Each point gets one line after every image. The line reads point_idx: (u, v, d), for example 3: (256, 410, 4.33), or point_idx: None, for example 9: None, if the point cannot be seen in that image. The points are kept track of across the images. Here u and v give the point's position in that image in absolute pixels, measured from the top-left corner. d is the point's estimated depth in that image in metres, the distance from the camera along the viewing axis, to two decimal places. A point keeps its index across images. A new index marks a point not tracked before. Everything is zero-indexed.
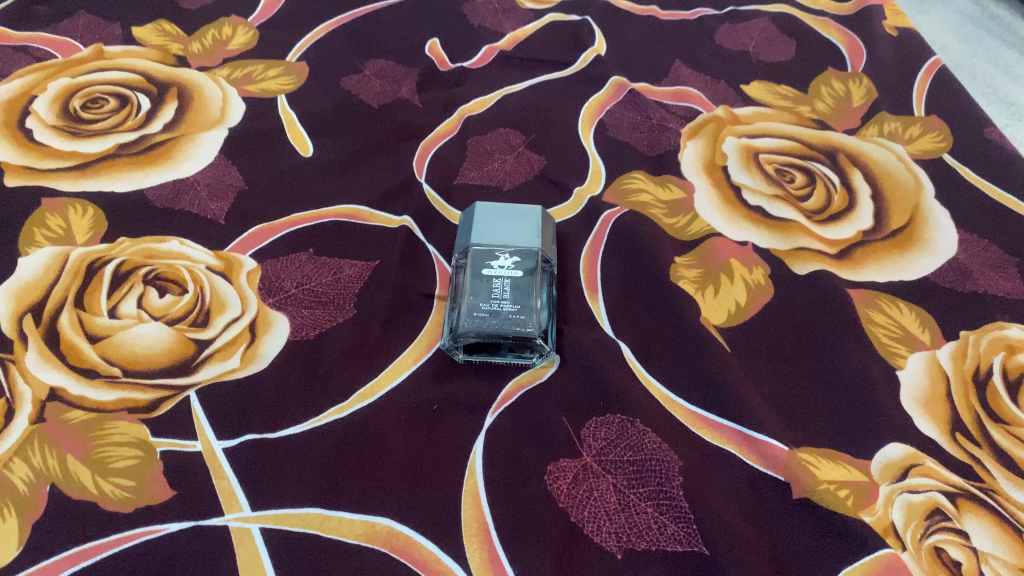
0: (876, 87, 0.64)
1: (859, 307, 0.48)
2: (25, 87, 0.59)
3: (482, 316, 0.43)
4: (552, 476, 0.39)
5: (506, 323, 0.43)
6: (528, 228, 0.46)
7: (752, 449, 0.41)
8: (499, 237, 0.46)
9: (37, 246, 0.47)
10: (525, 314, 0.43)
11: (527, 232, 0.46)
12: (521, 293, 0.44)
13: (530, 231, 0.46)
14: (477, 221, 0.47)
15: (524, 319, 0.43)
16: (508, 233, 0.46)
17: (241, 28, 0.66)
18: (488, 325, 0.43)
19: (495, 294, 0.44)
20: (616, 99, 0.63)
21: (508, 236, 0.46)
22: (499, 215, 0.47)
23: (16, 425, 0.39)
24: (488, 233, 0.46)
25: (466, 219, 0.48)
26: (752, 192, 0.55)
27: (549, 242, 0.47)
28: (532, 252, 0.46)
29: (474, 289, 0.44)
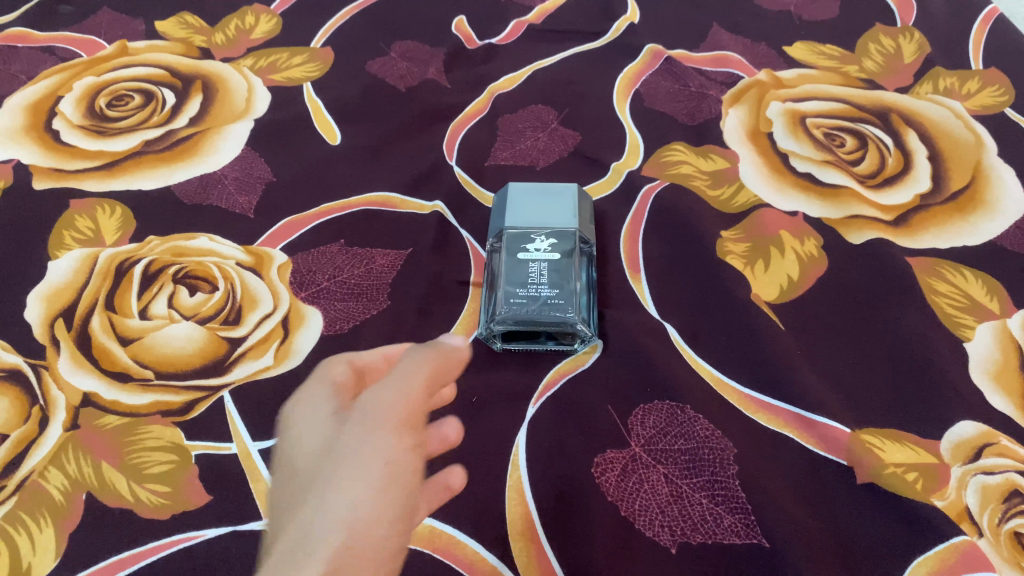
0: (928, 41, 0.61)
1: (920, 276, 0.45)
2: (51, 88, 0.59)
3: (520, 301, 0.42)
4: (600, 468, 0.37)
5: (546, 308, 0.42)
6: (564, 208, 0.45)
7: (812, 432, 0.38)
8: (534, 218, 0.45)
9: (66, 249, 0.47)
10: (565, 298, 0.42)
11: (564, 212, 0.45)
12: (559, 277, 0.43)
13: (567, 210, 0.45)
14: (510, 204, 0.45)
15: (564, 303, 0.42)
16: (544, 213, 0.45)
17: (264, 16, 0.65)
18: (526, 312, 0.41)
19: (532, 279, 0.43)
20: (652, 68, 0.60)
21: (544, 217, 0.45)
22: (535, 196, 0.45)
23: (51, 432, 0.38)
24: (523, 215, 0.45)
25: (499, 203, 0.47)
26: (800, 159, 0.52)
27: (587, 221, 0.46)
28: (570, 233, 0.44)
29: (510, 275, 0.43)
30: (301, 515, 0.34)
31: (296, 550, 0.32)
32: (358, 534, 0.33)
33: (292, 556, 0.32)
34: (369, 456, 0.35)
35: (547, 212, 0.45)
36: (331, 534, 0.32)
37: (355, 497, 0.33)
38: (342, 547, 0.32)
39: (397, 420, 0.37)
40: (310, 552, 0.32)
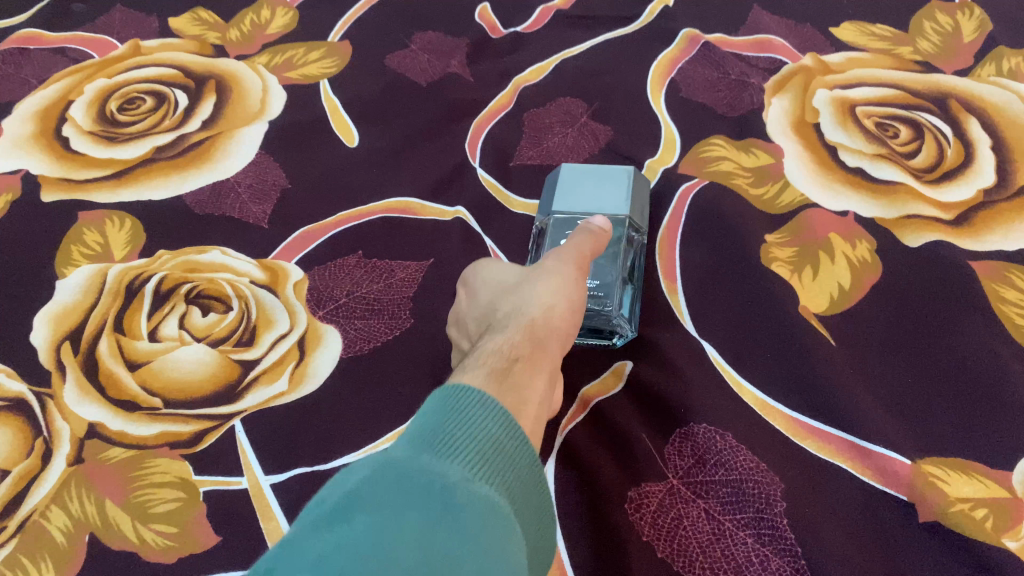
0: (991, 17, 0.56)
1: (986, 284, 0.41)
2: (62, 92, 0.57)
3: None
4: (635, 503, 0.34)
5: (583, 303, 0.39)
6: (617, 193, 0.42)
7: (867, 463, 0.35)
8: (585, 203, 0.42)
9: (74, 265, 0.45)
10: (606, 292, 0.39)
11: (618, 197, 0.42)
12: (603, 266, 0.40)
13: (621, 197, 0.42)
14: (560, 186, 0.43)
15: (604, 296, 0.39)
16: (597, 196, 0.42)
17: (279, 9, 0.63)
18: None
19: None
20: (689, 54, 0.57)
21: (595, 201, 0.42)
22: (587, 178, 0.43)
23: (54, 467, 0.36)
24: (573, 199, 0.42)
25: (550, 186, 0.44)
26: (851, 152, 0.48)
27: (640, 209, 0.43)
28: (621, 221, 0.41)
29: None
30: (486, 345, 0.33)
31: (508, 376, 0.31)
32: (526, 360, 0.32)
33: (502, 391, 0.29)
34: (552, 293, 0.35)
35: (599, 196, 0.42)
36: (501, 352, 0.32)
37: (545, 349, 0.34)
38: (512, 362, 0.32)
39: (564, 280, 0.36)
40: (530, 367, 0.32)
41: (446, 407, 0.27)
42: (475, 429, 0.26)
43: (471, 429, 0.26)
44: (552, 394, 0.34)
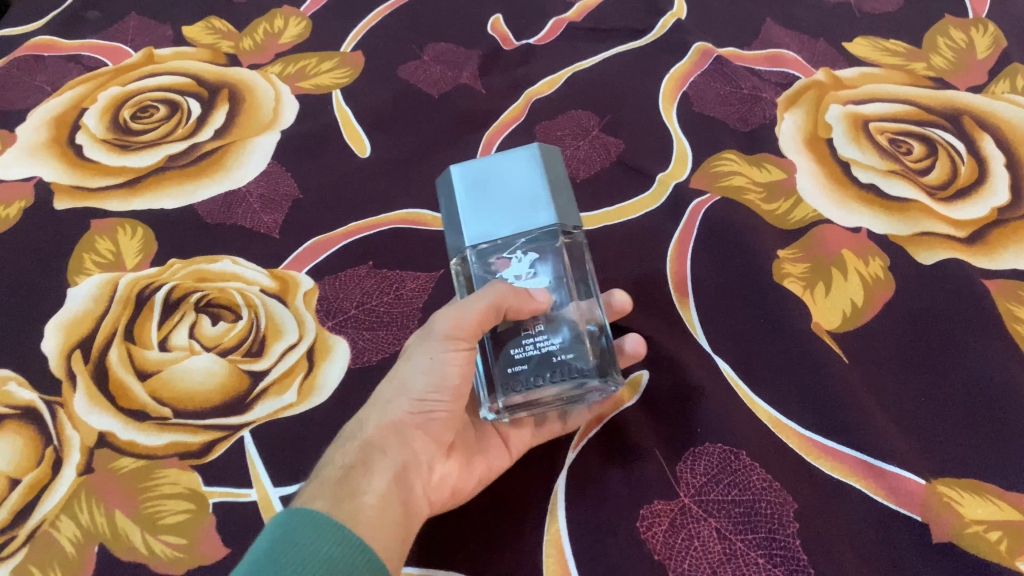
0: (1004, 35, 0.56)
1: (1000, 303, 0.41)
2: (76, 100, 0.57)
3: (516, 358, 0.34)
4: (647, 521, 0.34)
5: (551, 356, 0.34)
6: (531, 197, 0.35)
7: (880, 482, 0.35)
8: (502, 218, 0.35)
9: (85, 274, 0.45)
10: (576, 355, 0.34)
11: (530, 197, 0.35)
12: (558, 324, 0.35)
13: (540, 203, 0.35)
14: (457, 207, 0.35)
15: (575, 359, 0.34)
16: (512, 211, 0.35)
17: (294, 20, 0.63)
18: (531, 372, 0.34)
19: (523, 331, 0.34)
20: (701, 68, 0.56)
21: (510, 219, 0.34)
22: (493, 184, 0.35)
23: (64, 477, 0.36)
24: (481, 225, 0.35)
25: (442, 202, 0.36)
26: (864, 168, 0.48)
27: (564, 200, 0.36)
28: (550, 229, 0.35)
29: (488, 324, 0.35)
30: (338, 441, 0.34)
31: (343, 484, 0.31)
32: (375, 460, 0.33)
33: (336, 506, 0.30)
34: (426, 374, 0.33)
35: (508, 202, 0.35)
36: (341, 457, 0.32)
37: (408, 444, 0.34)
38: (348, 466, 0.32)
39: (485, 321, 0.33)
40: (376, 466, 0.32)
41: (292, 528, 0.28)
42: (320, 550, 0.28)
43: (312, 551, 0.28)
44: (432, 481, 0.34)
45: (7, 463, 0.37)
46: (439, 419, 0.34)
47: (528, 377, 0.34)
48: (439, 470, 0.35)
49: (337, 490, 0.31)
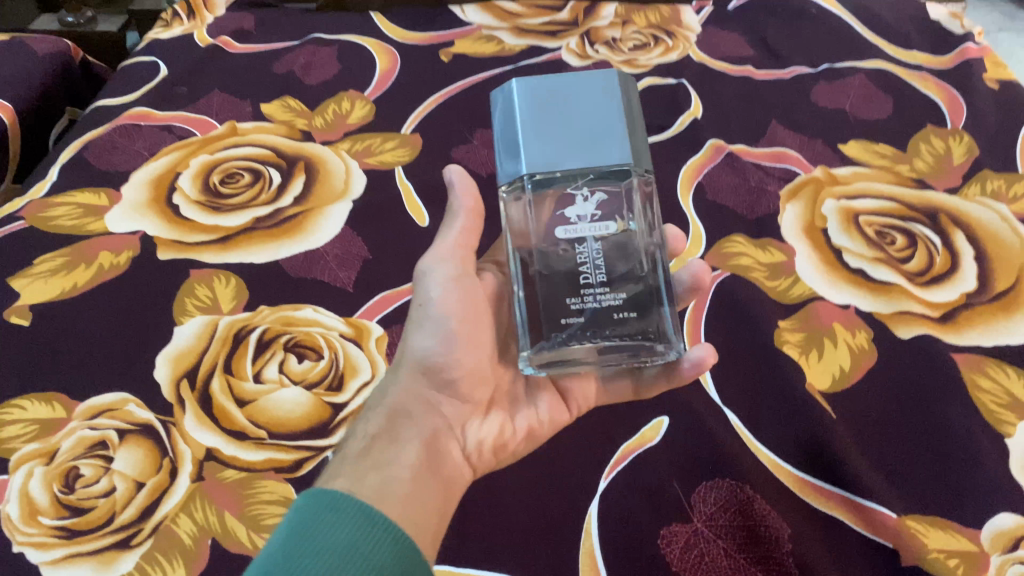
0: (978, 144, 0.65)
1: (965, 373, 0.48)
2: (170, 164, 0.65)
3: (571, 312, 0.38)
4: (666, 539, 0.41)
5: (607, 318, 0.38)
6: (606, 135, 0.40)
7: (860, 515, 0.42)
8: (571, 150, 0.40)
9: (189, 315, 0.52)
10: (636, 317, 0.38)
11: (604, 140, 0.40)
12: (621, 278, 0.39)
13: (613, 144, 0.40)
14: (528, 127, 0.40)
15: (633, 316, 0.38)
16: (584, 146, 0.40)
17: (359, 103, 0.73)
18: (583, 330, 0.38)
19: (586, 276, 0.38)
20: (714, 161, 0.65)
21: (581, 153, 0.40)
22: (561, 120, 0.40)
23: (180, 483, 0.43)
24: (544, 150, 0.40)
25: (505, 117, 0.41)
26: (853, 255, 0.56)
27: (637, 146, 0.40)
28: (618, 172, 0.40)
29: (548, 266, 0.39)
30: (367, 418, 0.41)
31: (371, 457, 0.37)
32: (402, 431, 0.40)
33: (363, 477, 0.36)
34: (433, 339, 0.40)
35: (581, 136, 0.40)
36: (371, 430, 0.39)
37: (431, 411, 0.41)
38: (374, 438, 0.39)
39: (465, 248, 0.43)
40: (404, 433, 0.40)
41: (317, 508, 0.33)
42: (340, 534, 0.32)
43: (333, 534, 0.32)
44: (465, 441, 0.42)
45: (132, 468, 0.43)
46: (457, 382, 0.41)
47: (580, 333, 0.38)
48: (472, 429, 0.42)
49: (365, 462, 0.37)
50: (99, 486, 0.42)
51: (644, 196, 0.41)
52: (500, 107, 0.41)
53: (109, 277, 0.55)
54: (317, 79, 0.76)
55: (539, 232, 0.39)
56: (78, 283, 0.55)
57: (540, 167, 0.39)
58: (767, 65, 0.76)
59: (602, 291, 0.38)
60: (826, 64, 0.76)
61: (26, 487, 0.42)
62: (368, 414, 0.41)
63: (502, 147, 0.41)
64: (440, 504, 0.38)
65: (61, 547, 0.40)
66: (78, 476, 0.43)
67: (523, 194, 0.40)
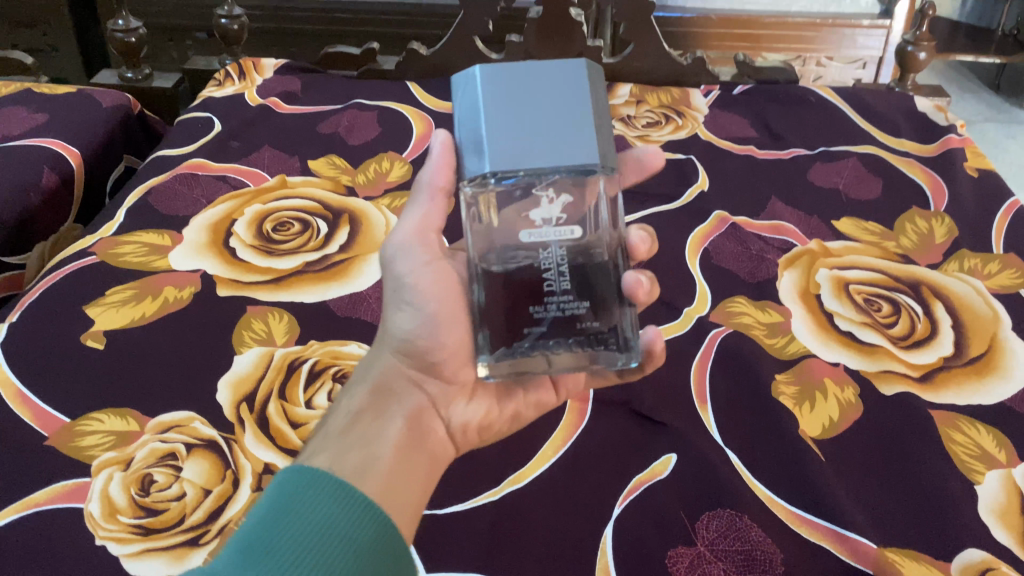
0: (957, 225, 0.72)
1: (941, 427, 0.54)
2: (226, 211, 0.72)
3: (534, 321, 0.43)
4: (672, 559, 0.46)
5: (568, 327, 0.43)
6: (574, 134, 0.42)
7: (845, 545, 0.47)
8: (535, 145, 0.42)
9: (247, 346, 0.58)
10: (594, 318, 0.43)
11: (574, 136, 0.42)
12: (580, 283, 0.43)
13: (581, 141, 0.42)
14: (493, 116, 0.42)
15: (591, 319, 0.43)
16: (554, 142, 0.42)
17: (398, 163, 0.80)
18: (544, 339, 0.43)
19: (549, 282, 0.43)
20: (719, 230, 0.72)
21: (551, 149, 0.42)
22: (530, 116, 0.42)
23: (242, 492, 0.48)
24: (508, 143, 0.42)
25: (470, 103, 0.43)
26: (843, 319, 0.63)
27: (603, 141, 0.43)
28: (582, 169, 0.42)
29: (515, 270, 0.43)
30: (352, 395, 0.47)
31: (354, 433, 0.43)
32: (386, 409, 0.45)
33: (349, 450, 0.42)
34: (415, 322, 0.46)
35: (546, 128, 0.42)
36: (355, 406, 0.45)
37: (415, 389, 0.47)
38: (359, 415, 0.44)
39: (432, 230, 0.48)
40: (388, 408, 0.45)
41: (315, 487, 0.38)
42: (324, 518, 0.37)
43: (318, 516, 0.37)
44: (450, 419, 0.48)
45: (199, 478, 0.49)
46: (437, 363, 0.47)
47: (540, 341, 0.43)
48: (457, 409, 0.48)
49: (349, 439, 0.43)
50: (172, 491, 0.48)
51: (605, 196, 0.44)
52: (465, 94, 0.44)
53: (173, 309, 0.61)
54: (359, 139, 0.84)
55: (505, 232, 0.43)
56: (146, 313, 0.61)
57: (504, 162, 0.42)
58: (769, 146, 0.84)
59: (565, 300, 0.43)
60: (822, 147, 0.84)
61: (106, 489, 0.48)
62: (354, 389, 0.47)
63: (469, 132, 0.43)
64: (427, 478, 0.44)
65: (138, 541, 0.45)
66: (153, 482, 0.48)
67: (487, 188, 0.43)
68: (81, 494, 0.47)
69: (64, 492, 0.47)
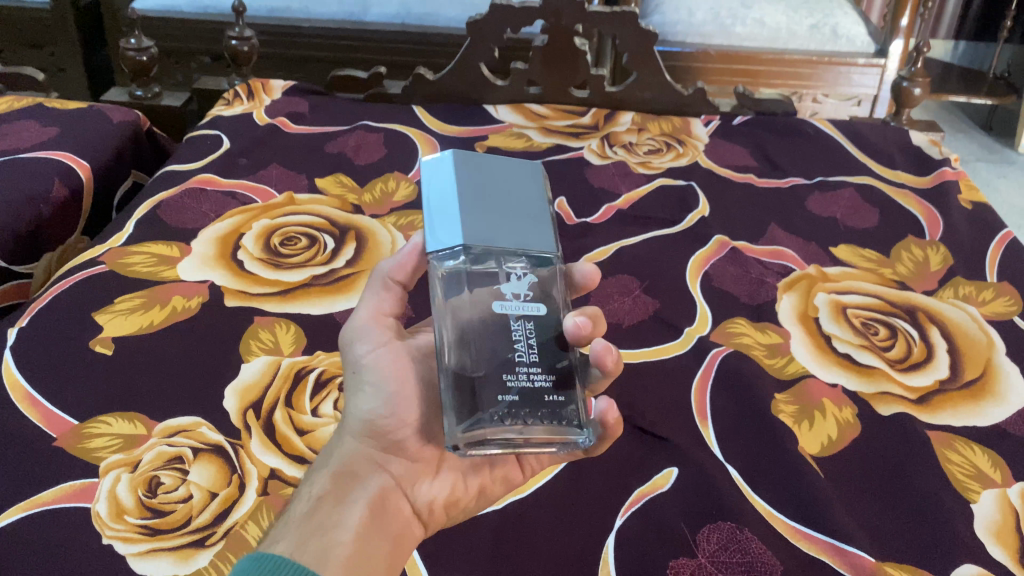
0: (952, 255, 0.74)
1: (937, 447, 0.55)
2: (234, 225, 0.73)
3: (506, 388, 0.39)
4: (674, 570, 0.47)
5: (536, 399, 0.39)
6: (536, 228, 0.45)
7: (843, 559, 0.48)
8: (502, 230, 0.43)
9: (254, 354, 0.59)
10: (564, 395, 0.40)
11: (535, 230, 0.45)
12: (548, 356, 0.41)
13: (542, 236, 0.44)
14: (463, 200, 0.43)
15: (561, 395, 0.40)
16: (519, 233, 0.44)
17: (404, 183, 0.82)
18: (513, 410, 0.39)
19: (519, 354, 0.40)
20: (719, 254, 0.74)
21: (518, 239, 0.44)
22: (496, 206, 0.44)
23: (248, 496, 0.49)
24: (479, 225, 0.43)
25: (437, 184, 0.44)
26: (841, 341, 0.64)
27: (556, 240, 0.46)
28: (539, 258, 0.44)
29: (480, 343, 0.40)
30: (314, 479, 0.44)
31: (315, 520, 0.41)
32: (349, 493, 0.43)
33: (305, 542, 0.40)
34: (376, 401, 0.44)
35: (512, 218, 0.44)
36: (317, 490, 0.43)
37: (379, 470, 0.45)
38: (320, 500, 0.42)
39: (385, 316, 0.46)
40: (350, 492, 0.43)
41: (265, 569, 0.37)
42: None
43: None
44: (417, 497, 0.45)
45: (206, 481, 0.49)
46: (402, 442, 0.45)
47: (512, 411, 0.39)
48: (422, 487, 0.46)
49: (309, 527, 0.41)
50: (178, 493, 0.49)
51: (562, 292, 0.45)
52: (432, 176, 0.44)
53: (181, 318, 0.62)
54: (366, 159, 0.85)
55: (471, 306, 0.41)
56: (154, 321, 0.61)
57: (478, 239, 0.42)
58: (768, 175, 0.86)
59: (534, 369, 0.40)
60: (820, 177, 0.85)
61: (114, 489, 0.48)
62: (316, 474, 0.44)
63: (436, 211, 0.43)
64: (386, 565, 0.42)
65: (144, 541, 0.45)
66: (159, 483, 0.49)
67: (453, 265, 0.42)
68: (89, 494, 0.48)
69: (71, 492, 0.48)
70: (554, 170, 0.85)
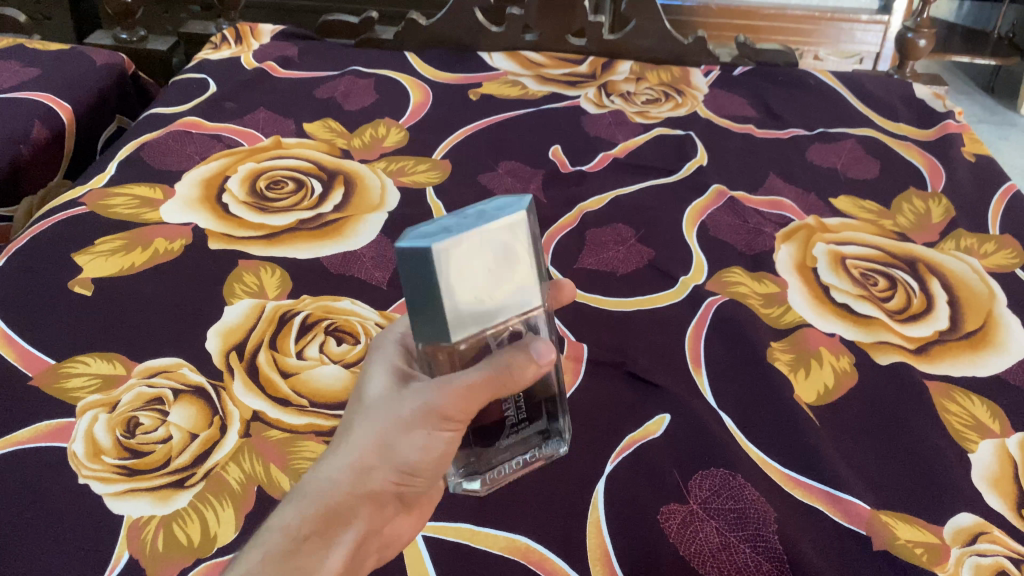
0: (954, 207, 0.72)
1: (935, 397, 0.54)
2: (219, 168, 0.71)
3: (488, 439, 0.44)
4: (665, 516, 0.46)
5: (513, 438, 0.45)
6: (519, 286, 0.35)
7: (839, 507, 0.47)
8: (486, 307, 0.35)
9: (237, 297, 0.58)
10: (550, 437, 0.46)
11: (520, 290, 0.36)
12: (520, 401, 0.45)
13: (524, 292, 0.36)
14: (446, 268, 0.33)
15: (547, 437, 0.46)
16: (498, 302, 0.35)
17: (394, 129, 0.79)
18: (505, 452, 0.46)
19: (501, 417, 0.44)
20: (716, 204, 0.72)
21: (499, 306, 0.35)
22: (465, 288, 0.34)
23: (230, 437, 0.48)
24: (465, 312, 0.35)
25: (420, 278, 0.33)
26: (839, 291, 0.62)
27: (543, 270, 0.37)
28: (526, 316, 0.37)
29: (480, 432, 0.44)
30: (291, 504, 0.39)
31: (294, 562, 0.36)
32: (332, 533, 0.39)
33: None
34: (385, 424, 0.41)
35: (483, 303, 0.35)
36: (294, 523, 0.38)
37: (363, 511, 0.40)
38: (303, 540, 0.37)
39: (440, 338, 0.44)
40: (337, 538, 0.39)
41: None
42: None
43: None
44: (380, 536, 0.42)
45: (187, 422, 0.48)
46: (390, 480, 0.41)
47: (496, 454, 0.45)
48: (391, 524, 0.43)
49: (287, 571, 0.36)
50: (157, 434, 0.47)
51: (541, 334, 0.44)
52: (406, 258, 0.33)
53: (163, 260, 0.60)
54: (355, 105, 0.83)
55: None
56: (136, 263, 0.60)
57: (465, 330, 0.35)
58: (768, 126, 0.84)
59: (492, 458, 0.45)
60: (822, 128, 0.83)
61: (91, 430, 0.47)
62: (296, 498, 0.39)
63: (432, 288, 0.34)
64: None
65: (121, 482, 0.44)
66: (138, 424, 0.48)
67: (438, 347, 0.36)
68: (65, 434, 0.47)
69: (48, 432, 0.47)
70: (549, 118, 0.83)
